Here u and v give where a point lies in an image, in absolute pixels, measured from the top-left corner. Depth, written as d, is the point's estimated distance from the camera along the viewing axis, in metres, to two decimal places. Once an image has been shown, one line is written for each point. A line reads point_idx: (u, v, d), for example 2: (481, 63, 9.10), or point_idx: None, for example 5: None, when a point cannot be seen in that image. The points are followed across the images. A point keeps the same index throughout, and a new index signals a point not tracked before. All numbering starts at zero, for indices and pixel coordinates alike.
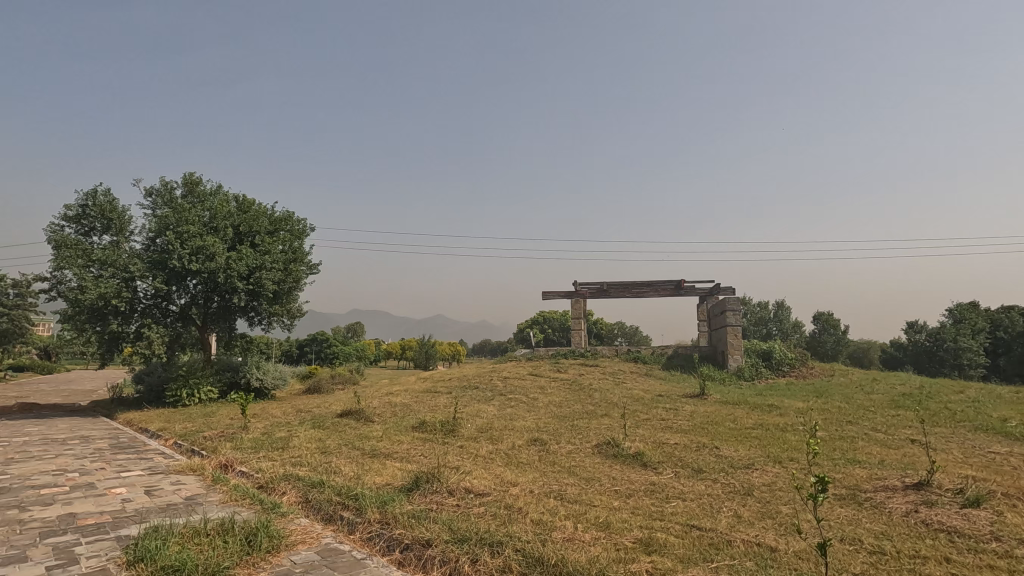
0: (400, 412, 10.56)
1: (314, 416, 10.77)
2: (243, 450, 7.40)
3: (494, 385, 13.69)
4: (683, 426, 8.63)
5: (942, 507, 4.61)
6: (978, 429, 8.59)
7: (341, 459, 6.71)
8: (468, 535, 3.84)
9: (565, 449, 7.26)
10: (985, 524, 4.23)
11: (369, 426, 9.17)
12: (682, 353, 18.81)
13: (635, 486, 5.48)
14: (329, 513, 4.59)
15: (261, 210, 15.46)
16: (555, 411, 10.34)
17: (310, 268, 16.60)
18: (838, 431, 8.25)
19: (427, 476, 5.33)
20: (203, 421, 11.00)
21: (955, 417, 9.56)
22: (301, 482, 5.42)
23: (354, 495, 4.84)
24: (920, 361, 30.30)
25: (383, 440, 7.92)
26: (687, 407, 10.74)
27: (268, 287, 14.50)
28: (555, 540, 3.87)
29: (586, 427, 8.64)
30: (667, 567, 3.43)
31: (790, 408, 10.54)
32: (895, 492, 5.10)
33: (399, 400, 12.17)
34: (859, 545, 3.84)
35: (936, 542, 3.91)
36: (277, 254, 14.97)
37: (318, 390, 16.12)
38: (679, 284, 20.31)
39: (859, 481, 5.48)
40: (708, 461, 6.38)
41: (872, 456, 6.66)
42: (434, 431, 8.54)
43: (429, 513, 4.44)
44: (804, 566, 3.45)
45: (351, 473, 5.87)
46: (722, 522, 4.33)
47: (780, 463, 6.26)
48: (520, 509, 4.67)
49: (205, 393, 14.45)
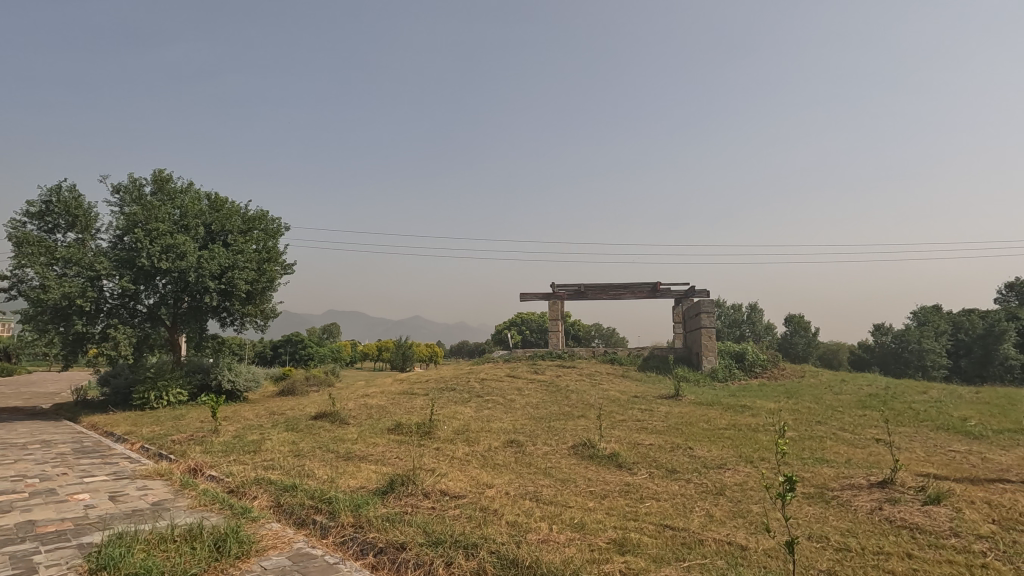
0: (377, 414, 10.49)
1: (287, 418, 10.59)
2: (213, 453, 7.24)
3: (472, 386, 13.66)
4: (658, 427, 8.75)
5: (905, 504, 4.76)
6: (940, 429, 8.88)
7: (315, 463, 6.62)
8: (443, 537, 3.83)
9: (542, 450, 7.29)
10: (945, 520, 4.38)
11: (345, 429, 9.06)
12: (658, 354, 19.07)
13: (610, 487, 5.53)
14: (302, 517, 4.52)
15: (234, 209, 15.18)
16: (532, 412, 10.38)
17: (284, 268, 16.37)
18: (808, 431, 8.44)
19: (402, 478, 5.28)
20: (172, 423, 10.75)
21: (918, 417, 9.88)
22: (273, 485, 5.33)
23: (327, 498, 4.77)
24: (886, 362, 31.25)
25: (359, 443, 7.84)
26: (663, 407, 10.89)
27: (240, 287, 14.26)
28: (530, 542, 3.87)
29: (562, 429, 8.70)
30: (640, 567, 3.46)
31: (762, 408, 10.77)
32: (861, 490, 5.24)
33: (375, 401, 12.06)
34: (825, 543, 3.94)
35: (899, 539, 4.04)
36: (250, 254, 14.70)
37: (292, 392, 15.87)
38: (655, 287, 20.57)
39: (827, 480, 5.61)
40: (681, 461, 6.48)
41: (840, 456, 6.81)
42: (410, 432, 8.49)
43: (404, 516, 4.39)
44: (773, 564, 3.53)
45: (325, 477, 5.78)
46: (695, 522, 4.39)
47: (751, 463, 6.38)
48: (496, 511, 4.66)
49: (173, 395, 14.10)
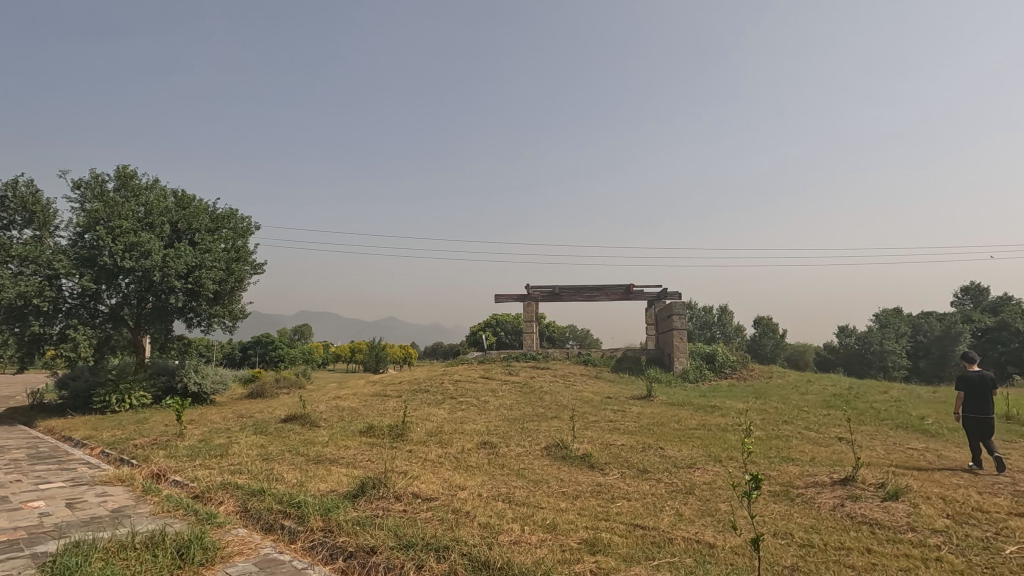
0: (348, 416, 10.35)
1: (256, 421, 10.36)
2: (176, 458, 7.04)
3: (445, 388, 13.59)
4: (630, 428, 8.85)
5: (865, 501, 4.91)
6: (899, 427, 9.20)
7: (284, 466, 6.49)
8: (414, 540, 3.80)
9: (515, 451, 7.29)
10: (903, 516, 4.53)
11: (315, 432, 8.91)
12: (631, 356, 19.28)
13: (582, 487, 5.58)
14: (270, 522, 4.43)
15: (201, 206, 14.82)
16: (505, 413, 10.38)
17: (254, 268, 16.06)
18: (774, 431, 8.63)
19: (374, 481, 5.21)
20: (135, 427, 10.43)
21: (880, 416, 10.21)
22: (240, 490, 5.20)
23: (296, 503, 4.69)
24: (851, 362, 32.29)
25: (330, 446, 7.72)
26: (635, 408, 11.01)
27: (208, 287, 13.94)
28: (502, 543, 3.88)
29: (536, 430, 8.72)
30: (610, 567, 3.49)
31: (731, 408, 11.01)
32: (824, 487, 5.39)
33: (347, 403, 11.90)
34: (789, 539, 4.03)
35: (859, 534, 4.16)
36: (218, 253, 14.35)
37: (261, 395, 15.53)
38: (629, 288, 20.80)
39: (793, 478, 5.76)
40: (652, 461, 6.57)
41: (805, 455, 6.98)
42: (382, 435, 8.40)
43: (375, 519, 4.34)
44: (740, 561, 3.61)
45: (293, 481, 5.68)
46: (665, 521, 4.46)
47: (719, 462, 6.50)
48: (468, 513, 4.65)
49: (136, 398, 13.67)
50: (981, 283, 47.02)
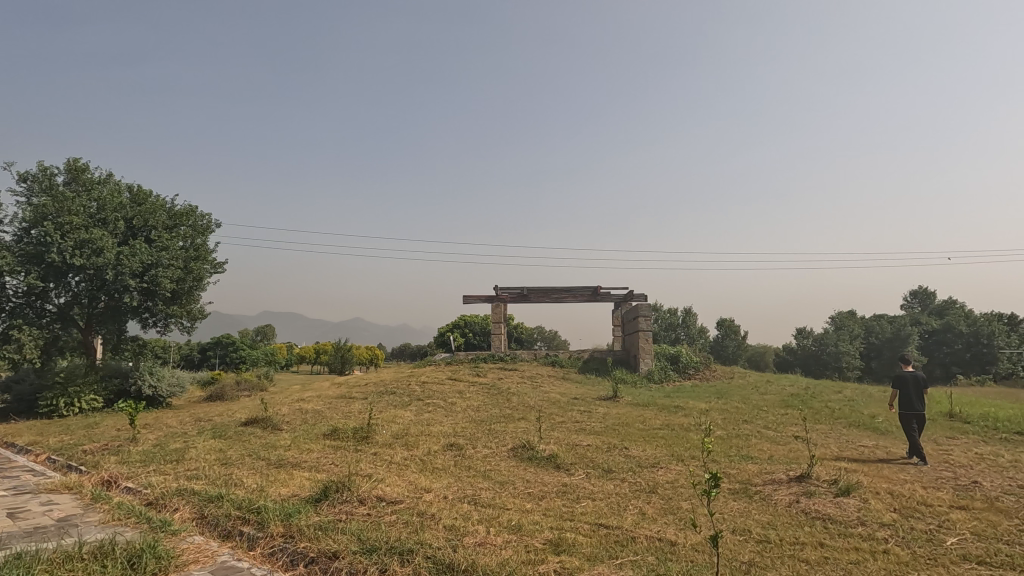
0: (312, 419, 10.15)
1: (215, 425, 10.05)
2: (129, 464, 6.76)
3: (412, 390, 13.46)
4: (596, 428, 8.96)
5: (820, 497, 5.10)
6: (851, 425, 9.57)
7: (244, 471, 6.31)
8: (378, 544, 3.75)
9: (481, 453, 7.28)
10: (854, 511, 4.72)
11: (277, 435, 8.70)
12: (598, 357, 19.49)
13: (547, 488, 5.62)
14: (228, 529, 4.30)
15: (158, 203, 14.32)
16: (472, 415, 10.36)
17: (214, 267, 15.62)
18: (735, 430, 8.86)
19: (337, 485, 5.13)
20: (84, 432, 9.96)
21: (834, 414, 10.61)
22: (196, 496, 5.03)
23: (256, 508, 4.57)
24: (808, 363, 33.48)
25: (292, 449, 7.55)
26: (601, 409, 11.14)
27: (165, 287, 13.48)
28: (467, 545, 3.86)
29: (503, 431, 8.72)
30: (574, 567, 3.52)
31: (693, 408, 11.27)
32: (781, 484, 5.57)
33: (311, 406, 11.66)
34: (747, 535, 4.15)
35: (813, 529, 4.31)
36: (176, 251, 13.89)
37: (221, 397, 15.06)
38: (596, 290, 21.03)
39: (751, 476, 5.92)
40: (617, 461, 6.65)
41: (763, 453, 7.19)
42: (347, 438, 8.26)
43: (338, 524, 4.27)
44: (700, 558, 3.69)
45: (253, 486, 5.53)
46: (628, 520, 4.53)
47: (682, 461, 6.64)
48: (433, 515, 4.61)
49: (87, 401, 13.07)
50: (928, 286, 49.46)
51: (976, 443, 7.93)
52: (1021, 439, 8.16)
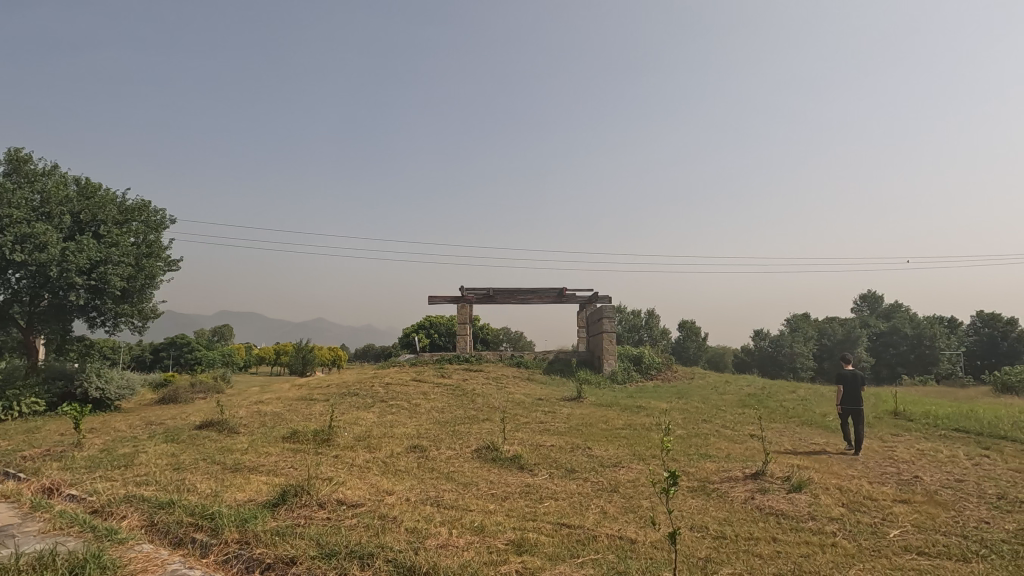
0: (270, 421, 9.89)
1: (167, 428, 9.67)
2: (73, 470, 6.44)
3: (375, 391, 13.26)
4: (560, 428, 9.04)
5: (773, 493, 5.27)
6: (804, 424, 9.95)
7: (197, 476, 6.09)
8: (337, 548, 3.68)
9: (445, 454, 7.24)
10: (805, 506, 4.90)
11: (233, 438, 8.43)
12: (562, 358, 19.65)
13: (511, 488, 5.63)
14: (179, 536, 4.14)
15: (108, 197, 13.72)
16: (436, 416, 10.28)
17: (168, 264, 15.10)
18: (694, 429, 9.08)
19: (296, 489, 5.01)
20: (23, 437, 9.42)
21: (788, 413, 11.00)
22: (146, 503, 4.83)
23: (210, 514, 4.42)
24: (764, 364, 34.59)
25: (249, 453, 7.34)
26: (565, 409, 11.24)
27: (115, 285, 12.93)
28: (429, 547, 3.83)
29: (467, 432, 8.70)
30: (536, 567, 3.54)
31: (655, 408, 11.49)
32: (737, 482, 5.73)
33: (270, 408, 11.35)
34: (704, 532, 4.25)
35: (767, 525, 4.46)
36: (127, 248, 13.35)
37: (173, 400, 14.49)
38: (561, 292, 21.20)
39: (709, 474, 6.07)
40: (579, 461, 6.72)
41: (720, 451, 7.39)
42: (307, 440, 8.08)
43: (296, 528, 4.18)
44: (659, 555, 3.77)
45: (207, 491, 5.34)
46: (590, 519, 4.58)
47: (643, 460, 6.75)
48: (395, 518, 4.56)
49: (27, 405, 12.36)
50: (876, 291, 51.87)
51: (918, 439, 8.35)
52: (959, 435, 8.63)
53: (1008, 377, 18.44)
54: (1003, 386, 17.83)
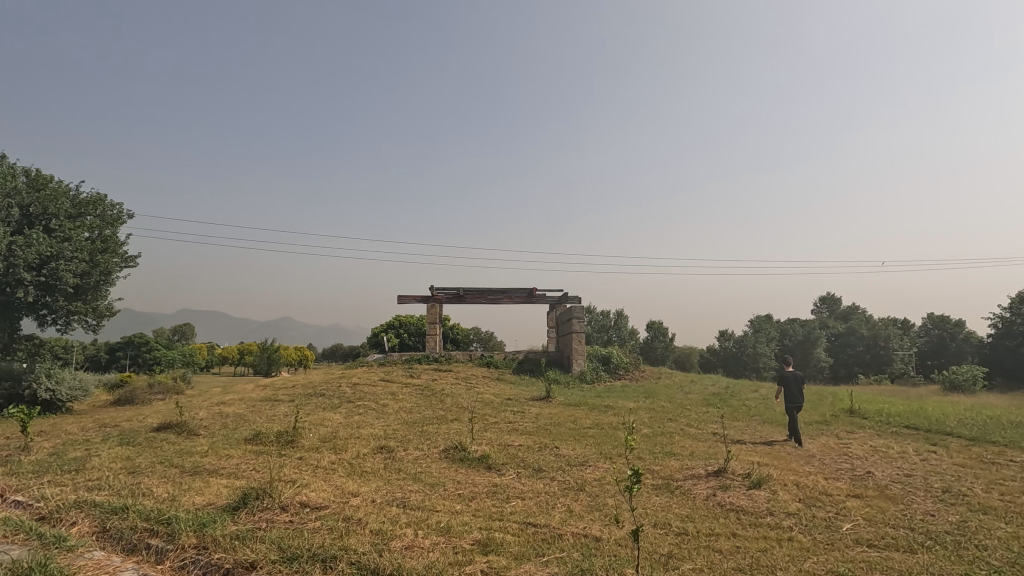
0: (232, 423, 9.63)
1: (123, 431, 9.32)
2: (19, 475, 6.14)
3: (343, 391, 13.06)
4: (529, 428, 9.08)
5: (733, 490, 5.41)
6: (766, 422, 10.23)
7: (154, 480, 5.89)
8: (299, 552, 3.61)
9: (413, 455, 7.18)
10: (764, 502, 5.04)
11: (192, 441, 8.18)
12: (532, 358, 19.69)
13: (478, 488, 5.62)
14: (133, 542, 4.00)
15: (60, 190, 13.18)
16: (405, 417, 10.16)
17: (124, 259, 14.60)
18: (660, 428, 9.24)
19: (257, 492, 4.89)
20: None
21: (750, 412, 11.28)
22: (98, 509, 4.64)
23: (167, 519, 4.28)
24: (729, 365, 35.46)
25: (209, 456, 7.13)
26: (533, 409, 11.28)
27: (67, 281, 12.42)
28: (394, 549, 3.80)
29: (435, 433, 8.64)
30: (501, 566, 3.55)
31: (622, 408, 11.64)
32: (700, 479, 5.87)
33: (232, 409, 11.06)
34: (667, 528, 4.33)
35: (728, 520, 4.57)
36: (81, 243, 12.83)
37: (130, 401, 13.98)
38: (531, 292, 21.27)
39: (673, 472, 6.19)
40: (547, 461, 6.75)
41: (685, 449, 7.53)
42: (270, 442, 7.89)
43: (257, 532, 4.08)
44: (623, 552, 3.81)
45: (164, 495, 5.16)
46: (556, 518, 4.60)
47: (610, 459, 6.84)
48: (360, 520, 4.50)
49: None
50: (834, 293, 53.83)
51: (871, 436, 8.68)
52: (908, 432, 9.00)
53: (955, 377, 19.30)
54: (950, 385, 18.64)
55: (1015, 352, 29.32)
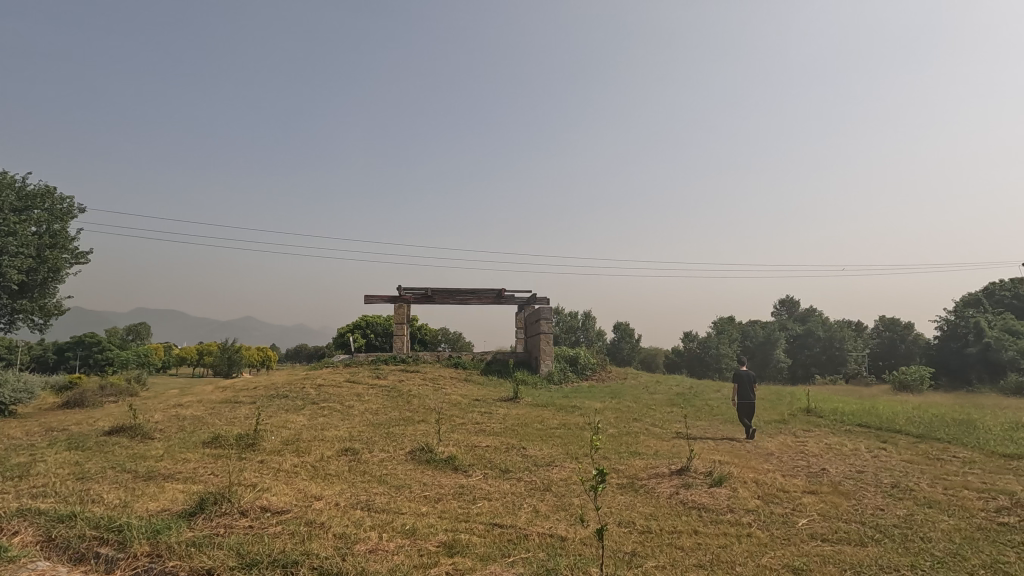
0: (190, 426, 9.30)
1: (71, 435, 8.89)
2: None
3: (306, 393, 12.81)
4: (496, 429, 9.08)
5: (696, 488, 5.54)
6: (727, 421, 10.49)
7: (104, 486, 5.63)
8: (259, 557, 3.52)
9: (378, 457, 7.09)
10: (725, 499, 5.17)
11: (147, 445, 7.87)
12: (500, 359, 19.70)
13: (444, 490, 5.58)
14: (81, 551, 3.82)
15: (5, 181, 12.52)
16: (370, 418, 10.04)
17: (74, 255, 13.98)
18: (625, 428, 9.38)
19: (215, 497, 4.74)
20: None
21: (712, 412, 11.56)
22: (43, 517, 4.42)
23: (118, 526, 4.11)
24: (694, 366, 36.20)
25: (165, 460, 6.88)
26: (501, 410, 11.29)
27: (13, 278, 11.83)
28: (357, 553, 3.74)
29: (401, 434, 8.55)
30: (467, 567, 3.54)
31: (588, 408, 11.77)
32: (664, 478, 5.98)
33: (189, 412, 10.68)
34: (631, 527, 4.40)
35: (689, 518, 4.67)
36: (27, 238, 12.23)
37: (79, 404, 13.37)
38: (500, 293, 21.28)
39: (637, 471, 6.29)
40: (514, 461, 6.76)
41: (649, 449, 7.66)
42: (229, 445, 7.67)
43: (214, 539, 3.95)
44: (587, 551, 3.86)
45: (115, 502, 4.95)
46: (522, 518, 4.62)
47: (576, 459, 6.90)
48: (323, 524, 4.42)
49: None
50: (792, 296, 55.71)
51: (826, 434, 9.01)
52: (860, 430, 9.38)
53: (904, 377, 20.18)
54: (899, 384, 19.46)
55: (959, 352, 30.86)
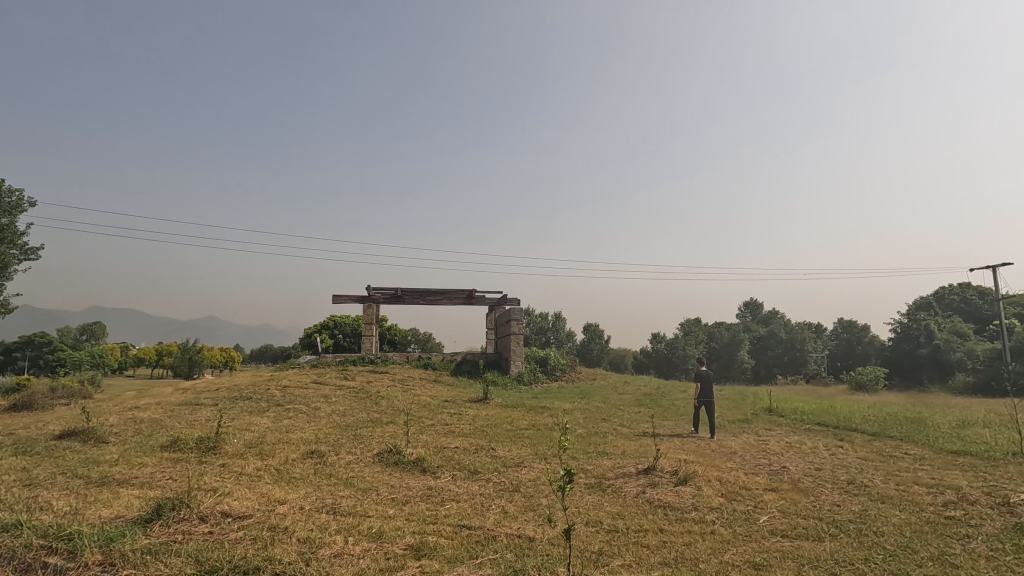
0: (147, 429, 8.98)
1: (18, 440, 8.46)
2: None
3: (271, 394, 12.52)
4: (465, 430, 9.05)
5: (661, 486, 5.63)
6: (693, 420, 10.70)
7: (53, 493, 5.38)
8: (219, 563, 3.41)
9: (345, 459, 6.98)
10: (690, 498, 5.27)
11: (100, 449, 7.56)
12: (470, 359, 19.66)
13: (412, 492, 5.53)
14: (26, 562, 3.63)
15: None
16: (337, 420, 9.87)
17: (23, 252, 13.34)
18: (594, 428, 9.47)
19: (173, 502, 4.58)
20: None
21: (679, 411, 11.78)
22: None
23: (68, 534, 3.94)
24: (661, 367, 36.81)
25: (120, 465, 6.62)
26: (470, 411, 11.26)
27: None
28: (322, 557, 3.67)
29: (369, 436, 8.44)
30: (434, 569, 3.51)
31: (558, 408, 11.85)
32: (631, 477, 6.06)
33: (147, 414, 10.31)
34: (598, 526, 4.44)
35: (655, 516, 4.74)
36: None
37: (28, 406, 12.67)
38: (471, 294, 21.22)
39: (605, 471, 6.36)
40: (483, 462, 6.75)
41: (617, 449, 7.75)
42: (189, 449, 7.43)
43: (171, 546, 3.82)
44: (555, 551, 3.88)
45: (64, 509, 4.73)
46: (490, 519, 4.62)
47: (544, 459, 6.93)
48: (287, 529, 4.32)
49: None
50: (756, 299, 57.30)
51: (787, 433, 9.29)
52: (819, 428, 9.70)
53: (860, 377, 20.97)
54: (856, 385, 20.19)
55: (911, 353, 32.26)
